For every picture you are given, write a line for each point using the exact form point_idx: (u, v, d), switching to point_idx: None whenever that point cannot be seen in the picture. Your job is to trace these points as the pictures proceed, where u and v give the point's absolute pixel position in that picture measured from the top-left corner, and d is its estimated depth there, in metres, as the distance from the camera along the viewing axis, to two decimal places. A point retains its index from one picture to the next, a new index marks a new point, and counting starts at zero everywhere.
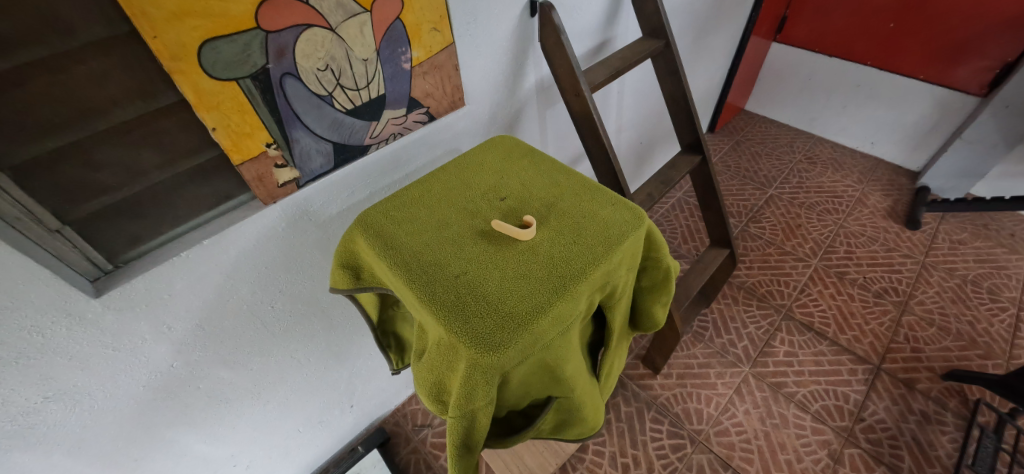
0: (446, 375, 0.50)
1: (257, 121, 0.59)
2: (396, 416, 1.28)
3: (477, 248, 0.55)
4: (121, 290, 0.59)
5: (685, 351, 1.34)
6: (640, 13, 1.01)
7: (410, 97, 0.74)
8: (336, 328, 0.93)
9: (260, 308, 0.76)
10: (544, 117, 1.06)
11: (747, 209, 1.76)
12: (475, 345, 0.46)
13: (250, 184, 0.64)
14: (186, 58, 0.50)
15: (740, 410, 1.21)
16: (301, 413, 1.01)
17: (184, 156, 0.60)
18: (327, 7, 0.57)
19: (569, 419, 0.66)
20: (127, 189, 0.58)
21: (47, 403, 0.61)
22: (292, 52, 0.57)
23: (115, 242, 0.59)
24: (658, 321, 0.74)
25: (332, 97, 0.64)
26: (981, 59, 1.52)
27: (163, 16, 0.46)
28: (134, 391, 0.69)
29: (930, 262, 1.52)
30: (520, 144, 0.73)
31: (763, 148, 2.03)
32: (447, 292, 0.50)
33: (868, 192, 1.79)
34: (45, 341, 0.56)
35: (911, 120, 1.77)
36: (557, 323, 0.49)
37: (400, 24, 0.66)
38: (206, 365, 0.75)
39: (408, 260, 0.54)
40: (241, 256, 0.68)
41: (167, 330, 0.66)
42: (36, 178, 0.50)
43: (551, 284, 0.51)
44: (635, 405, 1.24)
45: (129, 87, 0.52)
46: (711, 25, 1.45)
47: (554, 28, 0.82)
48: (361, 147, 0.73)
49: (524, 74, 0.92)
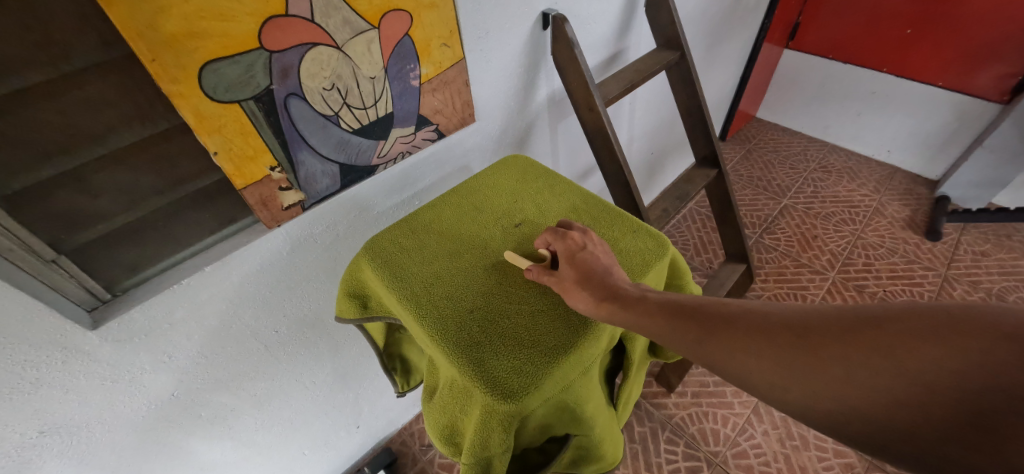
0: (461, 417, 0.47)
1: (261, 144, 0.56)
2: (403, 436, 1.25)
3: (492, 280, 0.53)
4: (120, 320, 0.56)
5: (700, 368, 1.30)
6: (655, 23, 0.98)
7: (419, 115, 0.72)
8: (343, 349, 0.90)
9: (262, 334, 0.74)
10: (556, 130, 1.03)
11: (761, 220, 1.72)
12: (491, 390, 0.43)
13: (254, 207, 0.61)
14: (187, 81, 0.47)
15: (758, 431, 1.17)
16: (306, 435, 0.98)
17: (184, 181, 0.58)
18: (333, 24, 0.55)
19: (588, 456, 0.62)
20: (126, 215, 0.55)
21: (42, 438, 0.58)
22: (297, 72, 0.54)
23: (113, 270, 0.57)
24: None
25: (338, 116, 0.61)
26: (1001, 65, 1.47)
27: (162, 38, 0.44)
28: (134, 421, 0.66)
29: (952, 274, 1.47)
30: (535, 164, 0.70)
31: (775, 156, 1.99)
32: (461, 330, 0.48)
33: (886, 202, 1.74)
34: (40, 375, 0.53)
35: (929, 128, 1.72)
36: (577, 363, 0.47)
37: (409, 41, 0.64)
38: (208, 391, 0.72)
39: (418, 293, 0.52)
40: (244, 281, 0.66)
41: (168, 360, 0.64)
42: (33, 207, 0.48)
43: (572, 323, 0.48)
44: (650, 425, 1.20)
45: (128, 111, 0.50)
46: (724, 32, 1.42)
47: (567, 41, 0.79)
48: (369, 167, 0.70)
49: (536, 88, 0.90)
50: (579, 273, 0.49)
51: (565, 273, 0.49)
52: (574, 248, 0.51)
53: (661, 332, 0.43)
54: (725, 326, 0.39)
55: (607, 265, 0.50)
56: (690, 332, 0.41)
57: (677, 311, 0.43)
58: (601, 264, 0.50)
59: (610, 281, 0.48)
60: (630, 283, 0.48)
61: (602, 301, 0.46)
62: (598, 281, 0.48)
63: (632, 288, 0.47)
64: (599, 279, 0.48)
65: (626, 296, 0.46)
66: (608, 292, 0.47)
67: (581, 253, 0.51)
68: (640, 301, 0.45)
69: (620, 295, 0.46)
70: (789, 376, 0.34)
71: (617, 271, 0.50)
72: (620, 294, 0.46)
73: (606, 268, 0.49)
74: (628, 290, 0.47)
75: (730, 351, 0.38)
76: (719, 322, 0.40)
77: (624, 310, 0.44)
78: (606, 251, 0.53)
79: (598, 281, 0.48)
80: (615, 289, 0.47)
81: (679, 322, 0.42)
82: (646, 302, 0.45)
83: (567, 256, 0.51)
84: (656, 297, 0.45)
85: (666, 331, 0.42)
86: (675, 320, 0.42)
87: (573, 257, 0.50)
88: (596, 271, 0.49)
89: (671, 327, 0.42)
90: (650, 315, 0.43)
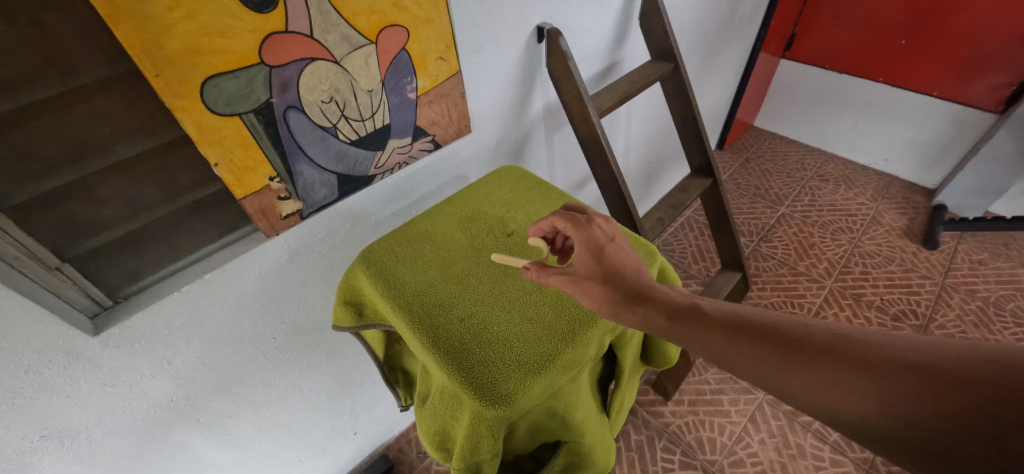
0: (451, 422, 0.48)
1: (260, 155, 0.58)
2: (400, 442, 1.25)
3: (483, 289, 0.55)
4: (121, 326, 0.57)
5: (697, 376, 1.31)
6: (649, 35, 1.00)
7: (416, 126, 0.73)
8: (339, 356, 0.91)
9: (261, 340, 0.75)
10: (552, 140, 1.05)
11: (758, 228, 1.73)
12: (479, 396, 0.44)
13: (253, 217, 0.62)
14: (189, 95, 0.49)
15: (754, 440, 1.17)
16: (302, 442, 0.99)
17: (185, 191, 0.60)
18: (332, 40, 0.57)
19: (579, 463, 0.63)
20: (128, 224, 0.57)
21: (43, 442, 0.59)
22: (296, 86, 0.56)
23: (115, 277, 0.58)
24: (672, 357, 0.72)
25: (336, 128, 0.63)
26: (995, 76, 1.49)
27: (165, 55, 0.46)
28: (133, 427, 0.67)
29: (949, 283, 1.48)
30: (528, 175, 0.72)
31: (773, 165, 2.01)
32: (452, 336, 0.50)
33: (883, 210, 1.75)
34: (42, 380, 0.54)
35: (925, 137, 1.73)
36: (566, 370, 0.48)
37: (405, 55, 0.65)
38: (206, 397, 0.73)
39: (411, 301, 0.54)
40: (243, 289, 0.67)
41: (167, 365, 0.65)
42: (38, 216, 0.49)
43: (560, 330, 0.50)
44: (646, 433, 1.21)
45: (132, 124, 0.52)
46: (720, 43, 1.44)
47: (562, 54, 0.81)
48: (366, 177, 0.72)
49: (532, 99, 0.91)
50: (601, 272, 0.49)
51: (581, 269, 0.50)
52: (603, 241, 0.51)
53: (719, 346, 0.43)
54: (789, 342, 0.40)
55: (632, 265, 0.51)
56: (749, 345, 0.41)
57: (735, 323, 0.43)
58: (627, 265, 0.51)
59: (652, 292, 0.49)
60: (681, 293, 0.50)
61: (633, 306, 0.47)
62: (646, 292, 0.49)
63: (687, 300, 0.48)
64: (627, 283, 0.49)
65: (682, 309, 0.47)
66: (647, 300, 0.48)
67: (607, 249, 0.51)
68: (697, 314, 0.46)
69: (660, 307, 0.47)
70: (860, 394, 0.35)
71: (645, 275, 0.51)
72: (675, 306, 0.47)
73: (632, 273, 0.50)
74: (682, 304, 0.48)
75: (796, 367, 0.38)
76: (782, 336, 0.40)
77: (681, 324, 0.46)
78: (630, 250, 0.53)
79: (622, 283, 0.49)
80: (669, 302, 0.48)
81: (737, 334, 0.42)
82: (705, 315, 0.46)
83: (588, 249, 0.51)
84: (712, 309, 0.46)
85: (724, 345, 0.43)
86: (734, 333, 0.43)
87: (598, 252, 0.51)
88: (623, 273, 0.49)
89: (730, 339, 0.42)
90: (710, 329, 0.44)
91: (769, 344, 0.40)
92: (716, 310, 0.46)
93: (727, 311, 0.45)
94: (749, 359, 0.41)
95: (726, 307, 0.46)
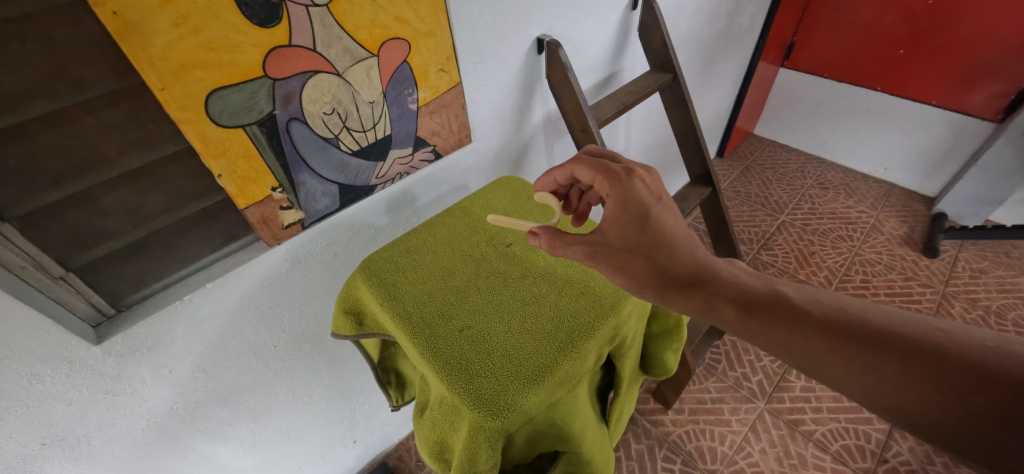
0: (450, 433, 0.49)
1: (263, 166, 0.58)
2: (400, 450, 1.25)
3: (483, 299, 0.56)
4: (124, 334, 0.58)
5: (697, 385, 1.30)
6: (648, 47, 1.01)
7: (417, 136, 0.74)
8: (340, 365, 0.91)
9: (261, 348, 0.75)
10: (552, 149, 1.05)
11: (758, 236, 1.73)
12: (478, 407, 0.45)
13: (254, 226, 0.63)
14: (194, 107, 0.50)
15: (755, 449, 1.16)
16: (301, 450, 0.99)
17: (188, 201, 0.60)
18: (334, 53, 0.57)
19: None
20: (131, 234, 0.57)
21: (43, 450, 0.60)
22: (299, 99, 0.57)
23: (118, 286, 0.59)
24: (671, 367, 0.72)
25: (338, 139, 0.64)
26: (994, 85, 1.49)
27: (171, 68, 0.46)
28: (133, 435, 0.67)
29: (950, 291, 1.48)
30: (527, 185, 0.74)
31: (773, 173, 2.01)
32: (452, 347, 0.50)
33: (883, 218, 1.75)
34: (44, 388, 0.54)
35: (924, 145, 1.74)
36: (564, 381, 0.49)
37: (407, 67, 0.66)
38: (206, 406, 0.73)
39: (411, 312, 0.54)
40: (244, 298, 0.68)
41: (168, 373, 0.65)
42: (43, 226, 0.50)
43: (558, 341, 0.50)
44: (647, 442, 1.20)
45: (137, 136, 0.53)
46: (718, 53, 1.45)
47: (561, 65, 0.82)
48: (367, 187, 0.73)
49: (531, 109, 0.92)
50: (640, 248, 0.51)
51: (617, 243, 0.52)
52: (648, 203, 0.53)
53: (824, 351, 0.41)
54: (914, 350, 0.38)
55: (679, 235, 0.53)
56: (861, 352, 0.40)
57: (842, 325, 0.42)
58: (674, 235, 0.53)
59: (712, 281, 0.49)
60: (761, 281, 0.49)
61: (685, 292, 0.49)
62: (715, 281, 0.49)
63: (775, 293, 0.47)
64: (676, 260, 0.51)
65: (772, 305, 0.46)
66: (711, 287, 0.49)
67: (652, 217, 0.53)
68: (793, 311, 0.44)
69: (728, 296, 0.48)
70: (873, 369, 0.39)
71: (696, 246, 0.53)
72: (761, 301, 0.46)
73: (685, 245, 0.52)
74: (770, 297, 0.46)
75: (900, 369, 0.38)
76: (904, 344, 0.38)
77: (776, 322, 0.44)
78: (675, 210, 0.55)
79: (668, 260, 0.51)
80: (756, 297, 0.47)
81: (846, 339, 0.41)
82: (804, 313, 0.44)
83: (627, 216, 0.53)
84: (809, 306, 0.44)
85: (830, 349, 0.41)
86: (843, 337, 0.41)
87: (639, 220, 0.52)
88: (671, 249, 0.52)
89: (837, 344, 0.41)
90: (812, 330, 0.42)
91: (888, 352, 0.39)
92: (814, 308, 0.44)
93: (828, 309, 0.44)
94: (862, 366, 0.39)
95: (823, 303, 0.44)
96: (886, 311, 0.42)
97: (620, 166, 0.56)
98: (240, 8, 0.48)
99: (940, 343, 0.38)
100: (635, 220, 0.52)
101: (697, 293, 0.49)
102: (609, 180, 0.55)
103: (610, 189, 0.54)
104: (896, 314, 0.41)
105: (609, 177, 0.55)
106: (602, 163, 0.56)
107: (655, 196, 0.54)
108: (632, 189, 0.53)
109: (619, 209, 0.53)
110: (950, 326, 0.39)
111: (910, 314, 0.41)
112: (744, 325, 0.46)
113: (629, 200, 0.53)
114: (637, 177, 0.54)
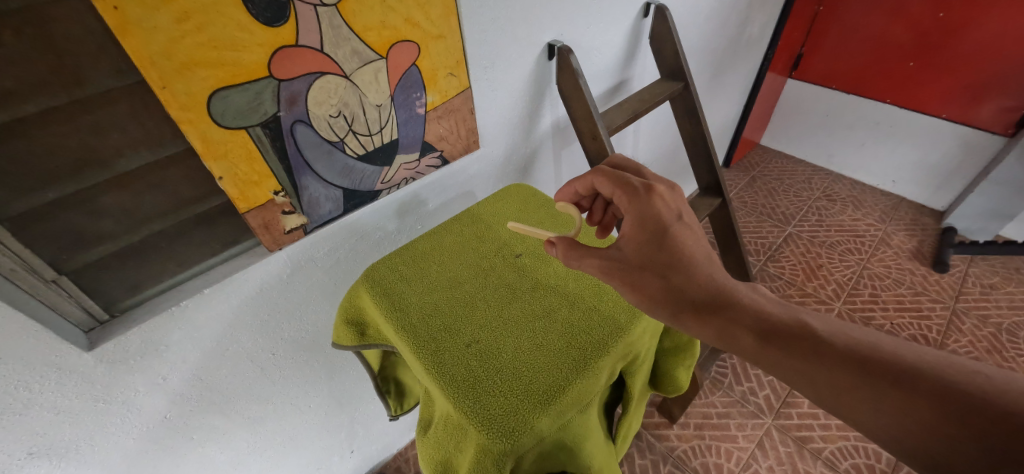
0: (455, 454, 0.47)
1: (266, 169, 0.57)
2: (398, 461, 1.22)
3: (490, 312, 0.54)
4: (116, 341, 0.55)
5: (703, 399, 1.28)
6: (660, 55, 0.99)
7: (424, 142, 0.73)
8: (339, 374, 0.89)
9: (259, 356, 0.73)
10: (560, 156, 1.04)
11: (765, 247, 1.71)
12: (485, 428, 0.43)
13: (256, 231, 0.61)
14: (195, 107, 0.48)
15: (762, 467, 1.13)
16: (298, 461, 0.96)
17: (187, 204, 0.58)
18: (342, 55, 0.56)
19: None
20: (127, 237, 0.55)
21: (30, 459, 0.57)
22: (304, 100, 0.55)
23: (114, 291, 0.57)
24: (682, 385, 0.70)
25: (343, 142, 0.62)
26: (1004, 99, 1.48)
27: (173, 66, 0.45)
28: (124, 444, 0.65)
29: (960, 307, 1.45)
30: (536, 195, 0.72)
31: (779, 184, 2.00)
32: (458, 363, 0.48)
33: (891, 232, 1.73)
34: (31, 396, 0.52)
35: (933, 159, 1.72)
36: (576, 402, 0.47)
37: (416, 70, 0.65)
38: (200, 414, 0.70)
39: (417, 325, 0.52)
40: (242, 304, 0.65)
41: (162, 382, 0.63)
42: (36, 228, 0.48)
43: (570, 359, 0.48)
44: (651, 457, 1.17)
45: (136, 136, 0.51)
46: (728, 62, 1.44)
47: (572, 71, 0.81)
48: (372, 192, 0.71)
49: (541, 115, 0.91)
50: (655, 266, 0.50)
51: (633, 259, 0.51)
52: (672, 219, 0.53)
53: (848, 388, 0.39)
54: (948, 396, 0.35)
55: (700, 257, 0.50)
56: (888, 393, 0.37)
57: (870, 363, 0.39)
58: (692, 257, 0.50)
59: (736, 305, 0.47)
60: (784, 309, 0.46)
61: (702, 316, 0.47)
62: (734, 306, 0.47)
63: (798, 323, 0.44)
64: (694, 282, 0.49)
65: (796, 337, 0.43)
66: (730, 313, 0.46)
67: (670, 234, 0.52)
68: (815, 343, 0.42)
69: (745, 323, 0.45)
70: (890, 408, 0.37)
71: (716, 267, 0.50)
72: (784, 332, 0.44)
73: (703, 269, 0.50)
74: (795, 328, 0.44)
75: (914, 408, 0.36)
76: (937, 387, 0.36)
77: (798, 355, 0.42)
78: (696, 231, 0.53)
79: (683, 281, 0.49)
80: (779, 325, 0.44)
81: (874, 376, 0.38)
82: (829, 347, 0.41)
83: (644, 231, 0.52)
84: (835, 339, 0.42)
85: (854, 388, 0.39)
86: (871, 376, 0.38)
87: (656, 236, 0.51)
88: (690, 269, 0.49)
89: (860, 383, 0.39)
90: (838, 366, 0.40)
91: (920, 395, 0.36)
92: (841, 342, 0.41)
93: (854, 343, 0.41)
94: (888, 407, 0.37)
95: (853, 338, 0.41)
96: (917, 349, 0.39)
97: (642, 182, 0.56)
98: (245, 6, 0.46)
99: (982, 390, 0.35)
100: (651, 235, 0.52)
101: (713, 318, 0.46)
102: (628, 194, 0.55)
103: (630, 204, 0.55)
104: (930, 355, 0.39)
105: (628, 193, 0.55)
106: (624, 177, 0.57)
107: (675, 214, 0.53)
108: (651, 206, 0.53)
109: (637, 223, 0.53)
110: (994, 371, 0.36)
111: (948, 355, 0.38)
112: (763, 355, 0.43)
113: (647, 215, 0.53)
114: (656, 195, 0.54)
